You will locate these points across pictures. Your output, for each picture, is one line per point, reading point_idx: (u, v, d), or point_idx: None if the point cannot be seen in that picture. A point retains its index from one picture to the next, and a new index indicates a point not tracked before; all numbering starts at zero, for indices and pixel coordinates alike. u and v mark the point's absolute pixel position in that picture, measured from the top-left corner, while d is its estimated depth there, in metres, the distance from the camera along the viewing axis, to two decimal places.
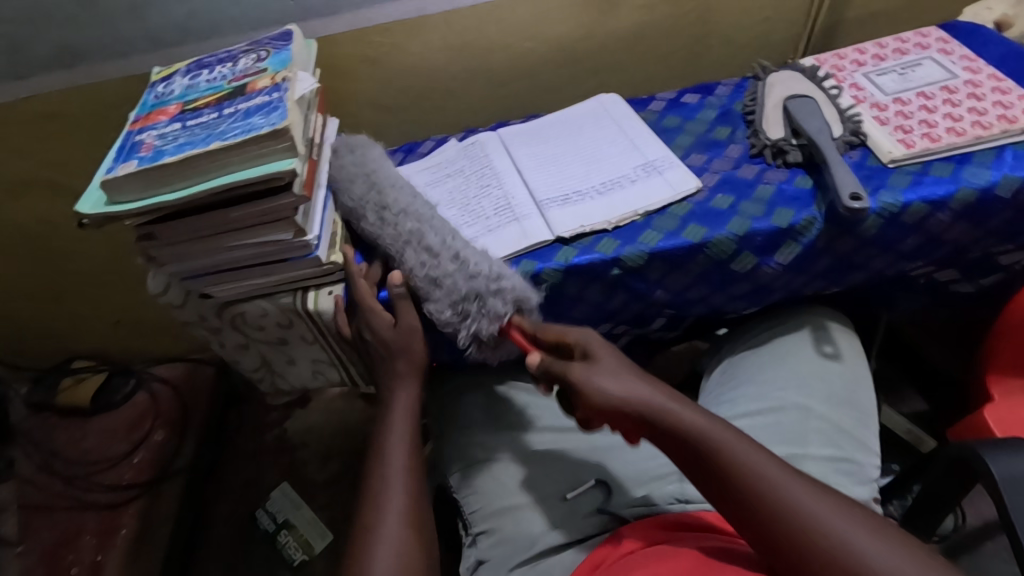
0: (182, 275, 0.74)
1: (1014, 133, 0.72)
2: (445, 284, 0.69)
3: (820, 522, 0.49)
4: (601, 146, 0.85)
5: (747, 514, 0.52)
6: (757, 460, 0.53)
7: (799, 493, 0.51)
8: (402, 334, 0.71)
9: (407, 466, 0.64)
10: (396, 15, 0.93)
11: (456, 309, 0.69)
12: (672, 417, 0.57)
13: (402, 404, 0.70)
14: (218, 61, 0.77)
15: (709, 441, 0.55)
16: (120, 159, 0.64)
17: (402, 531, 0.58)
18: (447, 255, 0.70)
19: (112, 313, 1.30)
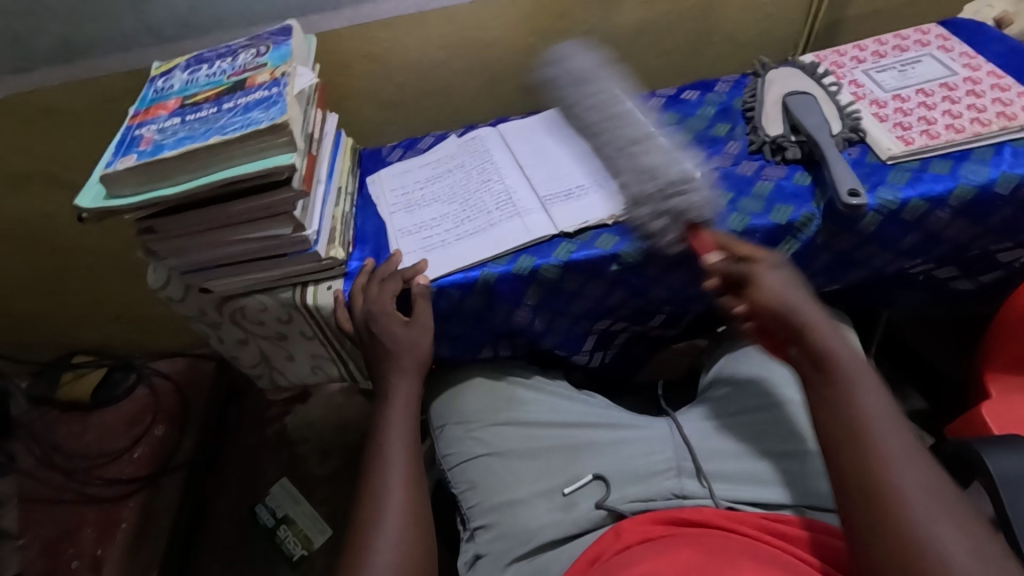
0: (181, 270, 0.75)
1: (1014, 130, 0.72)
2: (649, 175, 0.71)
3: (896, 468, 0.50)
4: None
5: (834, 433, 0.54)
6: (877, 406, 0.54)
7: (897, 450, 0.51)
8: (404, 329, 0.72)
9: (405, 461, 0.65)
10: (396, 11, 0.93)
11: (659, 198, 0.69)
12: (816, 336, 0.59)
13: (400, 399, 0.70)
14: (218, 57, 0.77)
15: (844, 370, 0.56)
16: (120, 153, 0.64)
17: (400, 526, 0.59)
18: (648, 158, 0.74)
19: (113, 307, 1.30)
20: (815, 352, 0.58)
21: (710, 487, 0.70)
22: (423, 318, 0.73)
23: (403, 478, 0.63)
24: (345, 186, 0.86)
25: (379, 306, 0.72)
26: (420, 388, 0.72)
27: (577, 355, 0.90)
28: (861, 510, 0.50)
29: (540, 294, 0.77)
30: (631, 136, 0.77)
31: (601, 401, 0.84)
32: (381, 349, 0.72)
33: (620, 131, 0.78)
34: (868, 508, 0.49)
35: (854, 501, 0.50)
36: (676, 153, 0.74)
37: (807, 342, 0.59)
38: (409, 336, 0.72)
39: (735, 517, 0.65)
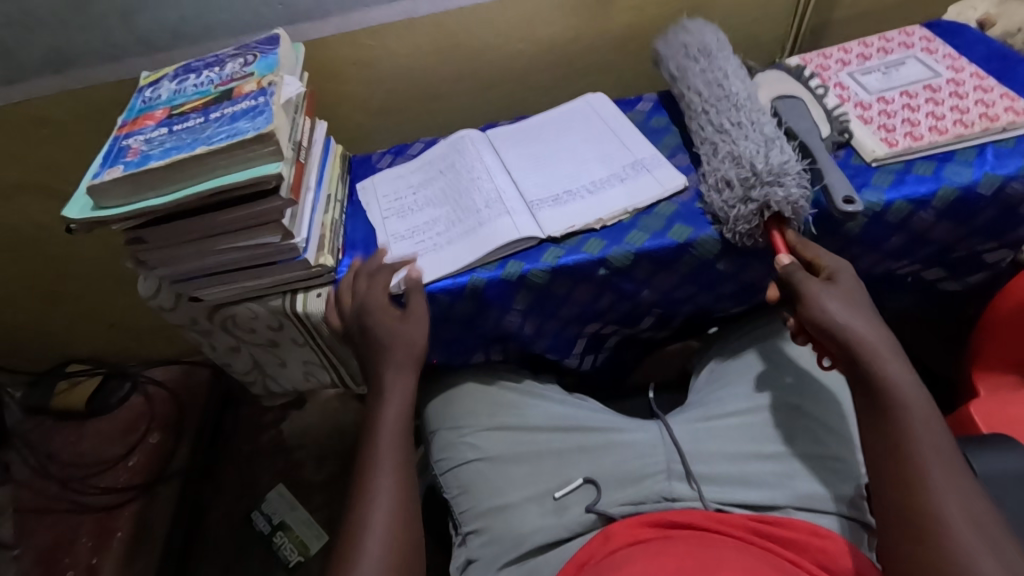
0: (171, 279, 0.75)
1: (997, 132, 0.73)
2: (744, 161, 0.70)
3: (941, 502, 0.50)
4: (591, 145, 0.86)
5: (884, 463, 0.54)
6: (929, 439, 0.53)
7: (942, 482, 0.51)
8: (400, 328, 0.72)
9: (394, 462, 0.65)
10: (384, 18, 0.93)
11: (746, 187, 0.69)
12: (869, 360, 0.58)
13: (395, 396, 0.70)
14: (206, 66, 0.77)
15: (897, 401, 0.55)
16: (107, 164, 0.64)
17: (385, 530, 0.59)
18: (750, 138, 0.73)
19: (107, 316, 1.30)
20: (868, 379, 0.57)
21: (700, 489, 0.71)
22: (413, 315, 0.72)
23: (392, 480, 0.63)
24: (334, 193, 0.86)
25: (381, 302, 0.72)
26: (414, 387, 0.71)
27: (568, 358, 0.90)
28: (909, 548, 0.50)
29: (529, 299, 0.78)
30: (732, 112, 0.76)
31: (593, 404, 0.84)
32: (376, 344, 0.72)
33: (722, 105, 0.77)
34: (914, 546, 0.49)
35: (899, 537, 0.51)
36: (775, 136, 0.73)
37: (862, 368, 0.58)
38: (405, 334, 0.72)
39: (724, 519, 0.65)
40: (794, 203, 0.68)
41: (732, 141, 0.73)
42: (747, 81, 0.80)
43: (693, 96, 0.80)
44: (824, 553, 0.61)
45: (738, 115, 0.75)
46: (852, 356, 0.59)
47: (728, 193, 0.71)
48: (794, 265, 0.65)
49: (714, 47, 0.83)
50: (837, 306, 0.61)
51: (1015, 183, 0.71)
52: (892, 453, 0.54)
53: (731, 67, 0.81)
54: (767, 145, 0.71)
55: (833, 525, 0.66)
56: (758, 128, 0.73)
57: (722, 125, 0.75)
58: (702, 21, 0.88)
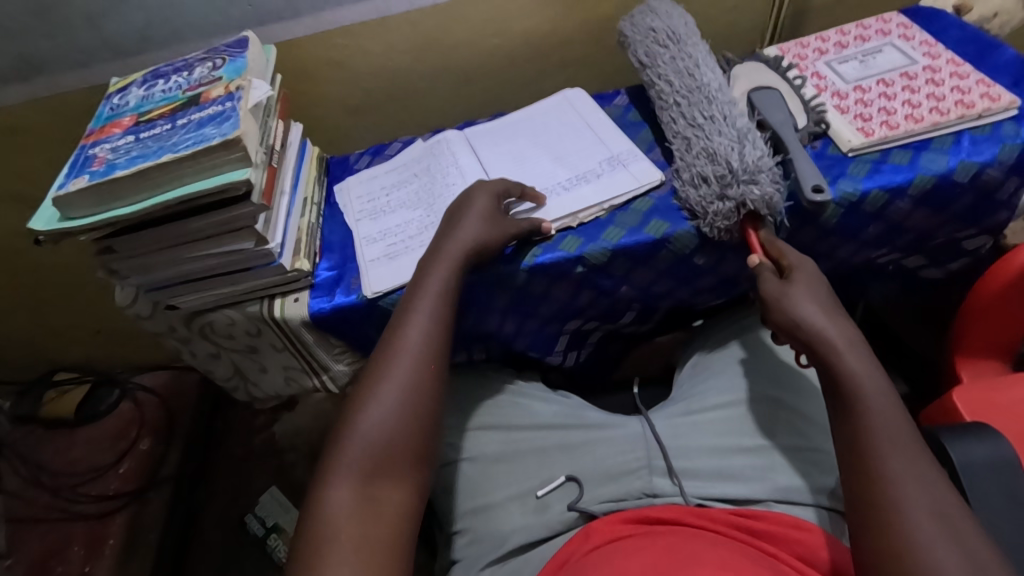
0: (145, 287, 0.74)
1: (972, 118, 0.72)
2: (720, 157, 0.70)
3: (896, 490, 0.50)
4: (567, 142, 0.85)
5: (847, 454, 0.55)
6: (886, 427, 0.53)
7: (901, 469, 0.51)
8: (456, 230, 0.70)
9: (419, 341, 0.63)
10: (356, 17, 0.92)
11: (722, 184, 0.69)
12: (834, 355, 0.58)
13: (431, 291, 0.66)
14: (174, 71, 0.76)
15: (858, 396, 0.55)
16: (72, 174, 0.64)
17: (397, 404, 0.59)
18: (723, 133, 0.72)
19: (90, 323, 1.29)
20: (832, 375, 0.58)
21: (681, 485, 0.71)
22: (474, 217, 0.70)
23: (412, 357, 0.61)
24: (311, 197, 0.85)
25: (476, 207, 0.72)
26: (458, 278, 0.67)
27: (551, 355, 0.90)
28: (871, 539, 0.50)
29: (508, 299, 0.78)
30: (705, 106, 0.75)
31: (577, 401, 0.84)
32: (442, 238, 0.70)
33: (694, 98, 0.76)
34: (877, 537, 0.49)
35: (863, 528, 0.51)
36: (747, 131, 0.72)
37: (825, 365, 0.59)
38: (464, 233, 0.69)
39: (705, 513, 0.65)
40: (769, 198, 0.68)
41: (706, 137, 0.72)
42: (718, 72, 0.79)
43: (664, 87, 0.79)
44: (801, 544, 0.62)
45: (711, 109, 0.74)
46: (819, 354, 0.59)
47: (705, 189, 0.70)
48: (763, 264, 0.67)
49: (683, 35, 0.82)
50: (801, 303, 0.62)
51: (990, 171, 0.71)
52: (852, 448, 0.54)
53: (701, 57, 0.80)
54: (743, 140, 0.71)
55: (815, 517, 0.66)
56: (731, 122, 0.73)
57: (695, 120, 0.75)
58: (667, 5, 0.87)
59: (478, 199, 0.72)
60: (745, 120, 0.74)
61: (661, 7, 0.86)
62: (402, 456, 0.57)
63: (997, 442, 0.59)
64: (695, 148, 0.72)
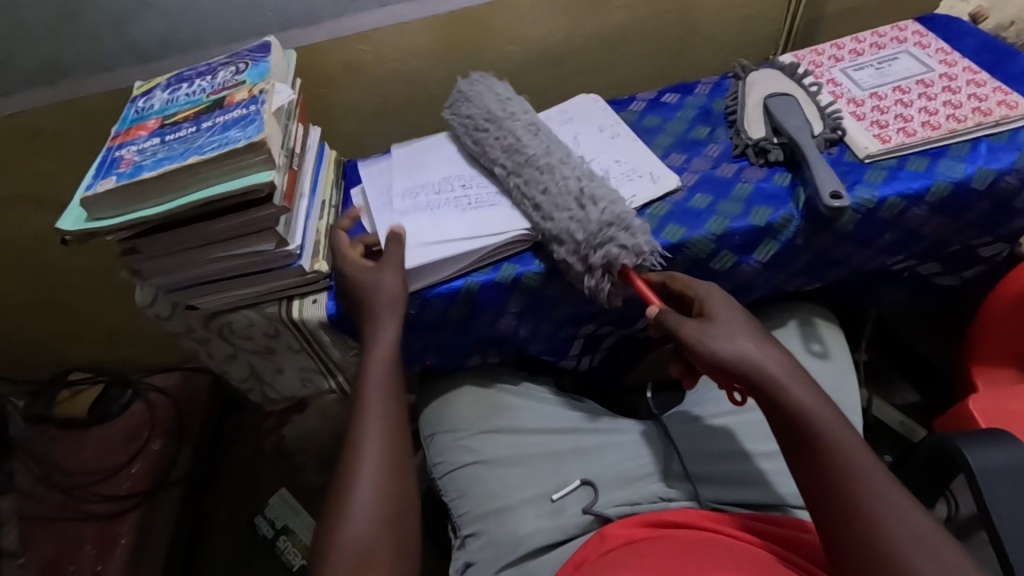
0: (166, 287, 0.75)
1: (990, 126, 0.73)
2: (567, 239, 0.69)
3: (886, 529, 0.48)
4: (424, 192, 0.82)
5: (826, 499, 0.52)
6: (857, 461, 0.52)
7: (881, 505, 0.49)
8: (379, 325, 0.69)
9: (380, 448, 0.63)
10: (375, 24, 0.94)
11: (583, 261, 0.69)
12: (780, 390, 0.55)
13: (373, 399, 0.66)
14: (197, 75, 0.78)
15: (822, 434, 0.53)
16: (100, 175, 0.65)
17: (375, 498, 0.60)
18: (561, 208, 0.70)
19: (105, 324, 1.30)
20: (788, 415, 0.54)
21: (695, 489, 0.71)
22: (395, 308, 0.70)
23: (371, 454, 0.62)
24: (329, 199, 0.86)
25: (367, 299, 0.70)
26: (392, 376, 0.68)
27: (565, 359, 0.90)
28: None
29: (523, 302, 0.78)
30: (536, 180, 0.73)
31: (591, 407, 0.84)
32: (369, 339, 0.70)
33: (524, 174, 0.75)
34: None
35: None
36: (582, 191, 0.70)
37: (774, 403, 0.55)
38: (386, 335, 0.69)
39: (719, 518, 0.65)
40: (635, 247, 0.67)
41: (547, 218, 0.71)
42: (542, 136, 0.78)
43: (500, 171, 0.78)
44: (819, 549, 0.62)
45: (542, 182, 0.73)
46: (761, 389, 0.56)
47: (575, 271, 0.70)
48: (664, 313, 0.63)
49: (495, 112, 0.82)
50: (740, 339, 0.58)
51: (1007, 178, 0.71)
52: (828, 495, 0.51)
53: (519, 128, 0.79)
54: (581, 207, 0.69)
55: None
56: (569, 187, 0.71)
57: (534, 199, 0.73)
58: (478, 80, 0.87)
59: (386, 280, 0.70)
60: (577, 180, 0.72)
61: (469, 87, 0.86)
62: (382, 552, 0.57)
63: (1020, 447, 0.59)
64: (540, 220, 0.71)
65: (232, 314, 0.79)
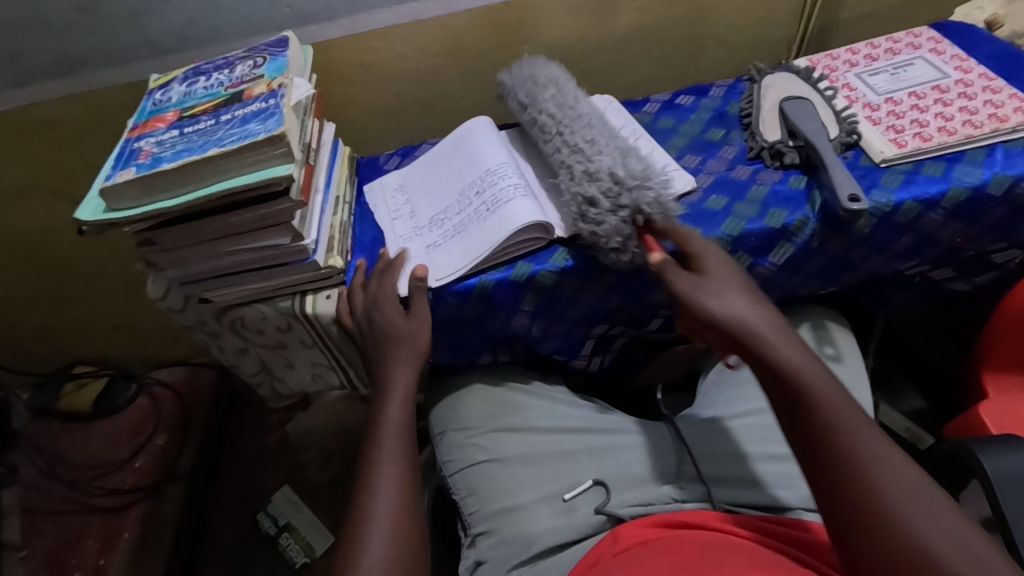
0: (180, 280, 0.75)
1: (1006, 132, 0.73)
2: (602, 175, 0.69)
3: (873, 475, 0.49)
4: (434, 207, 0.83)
5: (814, 451, 0.52)
6: (846, 412, 0.52)
7: (870, 454, 0.50)
8: (395, 369, 0.70)
9: (399, 480, 0.62)
10: (390, 21, 0.94)
11: (612, 197, 0.68)
12: (768, 347, 0.56)
13: (391, 432, 0.66)
14: (215, 69, 0.78)
15: (808, 387, 0.54)
16: (119, 166, 0.65)
17: (385, 546, 0.56)
18: (604, 152, 0.71)
19: (112, 317, 1.30)
20: (774, 369, 0.55)
21: (709, 489, 0.71)
22: (413, 354, 0.71)
23: (391, 485, 0.61)
24: (342, 195, 0.86)
25: (386, 339, 0.71)
26: (409, 414, 0.68)
27: (576, 359, 0.89)
28: (862, 539, 0.47)
29: (536, 301, 0.78)
30: (585, 131, 0.74)
31: (604, 407, 0.84)
32: (382, 384, 0.70)
33: (575, 125, 0.76)
34: (864, 540, 0.47)
35: (846, 529, 0.48)
36: (627, 149, 0.73)
37: (762, 359, 0.56)
38: (402, 375, 0.70)
39: (733, 519, 0.65)
40: (662, 200, 0.68)
41: (587, 159, 0.71)
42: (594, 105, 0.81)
43: (546, 121, 0.77)
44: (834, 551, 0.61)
45: (591, 134, 0.74)
46: (750, 345, 0.57)
47: (595, 209, 0.68)
48: (666, 261, 0.65)
49: (560, 79, 0.82)
50: (726, 300, 0.60)
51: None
52: (815, 449, 0.52)
53: (575, 93, 0.81)
54: (624, 155, 0.71)
55: None
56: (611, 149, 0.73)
57: (576, 145, 0.73)
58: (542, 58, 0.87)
59: (410, 328, 0.71)
60: (622, 140, 0.74)
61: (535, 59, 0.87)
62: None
63: None
64: (579, 168, 0.71)
65: (246, 308, 0.79)
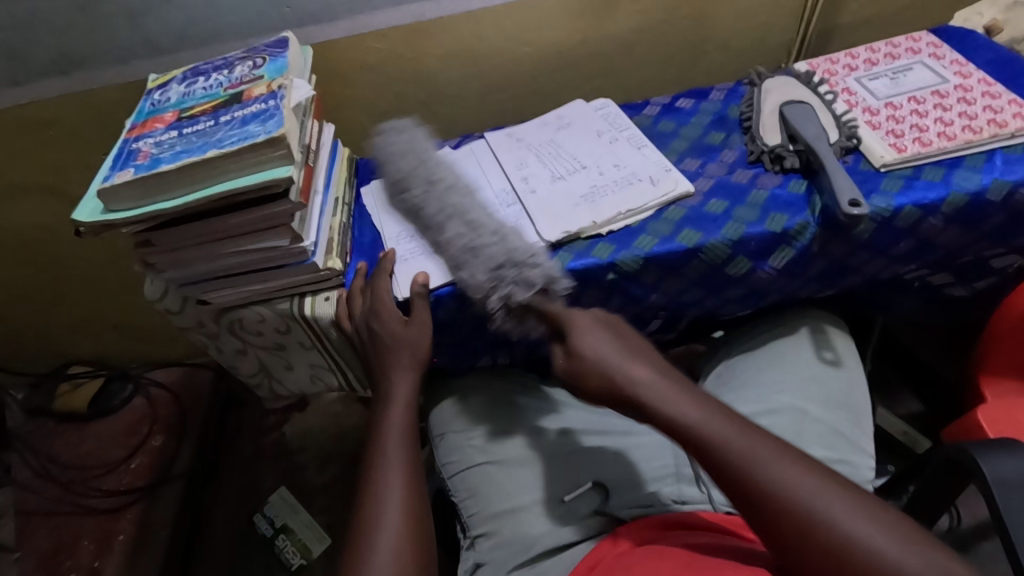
0: (178, 282, 0.74)
1: (1005, 138, 0.73)
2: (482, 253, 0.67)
3: (787, 488, 0.49)
4: None
5: (735, 491, 0.51)
6: (738, 438, 0.52)
7: (771, 462, 0.51)
8: (396, 379, 0.70)
9: (404, 487, 0.61)
10: (390, 22, 0.93)
11: (496, 274, 0.66)
12: (657, 404, 0.56)
13: (394, 438, 0.65)
14: (215, 69, 0.77)
15: (698, 432, 0.54)
16: (117, 167, 0.64)
17: (392, 553, 0.55)
18: (485, 229, 0.69)
19: (107, 317, 1.29)
20: (670, 424, 0.55)
21: (709, 492, 0.70)
22: (412, 362, 0.71)
23: (397, 492, 0.60)
24: (342, 196, 0.86)
25: (387, 346, 0.71)
26: (410, 419, 0.68)
27: None
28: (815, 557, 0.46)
29: None
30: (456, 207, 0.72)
31: (601, 408, 0.84)
32: (383, 392, 0.70)
33: (446, 197, 0.74)
34: (823, 563, 0.46)
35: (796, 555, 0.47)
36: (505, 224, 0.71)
37: (657, 417, 0.56)
38: (403, 381, 0.70)
39: (736, 521, 0.65)
40: (528, 278, 0.66)
41: (464, 236, 0.69)
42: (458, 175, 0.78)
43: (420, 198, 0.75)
44: None
45: (460, 209, 0.72)
46: (643, 404, 0.57)
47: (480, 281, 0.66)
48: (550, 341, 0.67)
49: (421, 149, 0.79)
50: (625, 364, 0.59)
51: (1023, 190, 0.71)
52: (743, 499, 0.51)
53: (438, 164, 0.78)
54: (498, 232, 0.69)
55: None
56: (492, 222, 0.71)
57: (455, 217, 0.71)
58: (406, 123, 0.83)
59: (410, 334, 0.71)
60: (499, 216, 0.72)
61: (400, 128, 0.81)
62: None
63: None
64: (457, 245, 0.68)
65: (244, 309, 0.79)
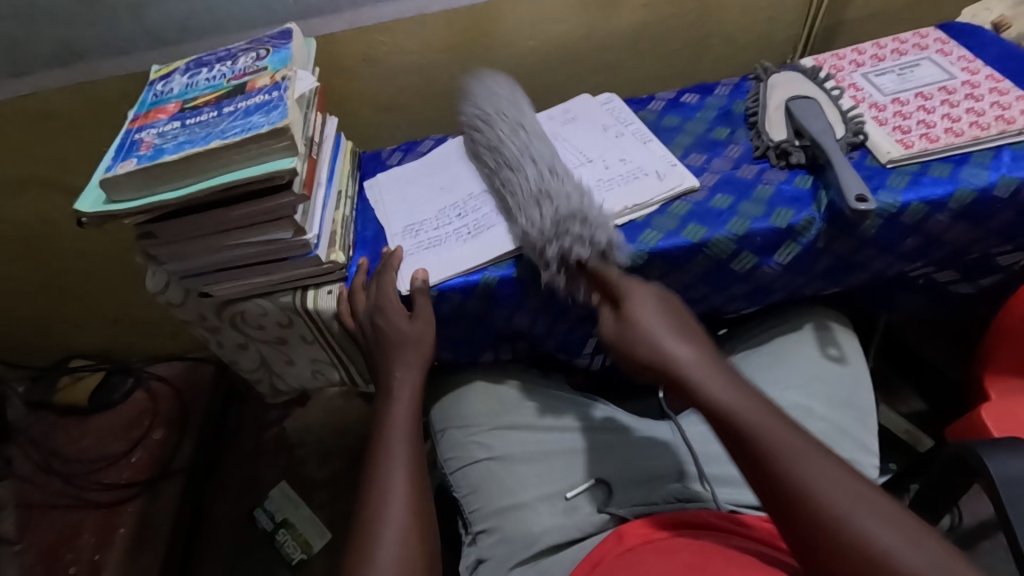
0: (180, 274, 0.74)
1: (1013, 134, 0.73)
2: (555, 205, 0.69)
3: (829, 501, 0.47)
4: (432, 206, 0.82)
5: (772, 492, 0.50)
6: (785, 440, 0.51)
7: (817, 473, 0.49)
8: (402, 375, 0.70)
9: (408, 483, 0.61)
10: (394, 15, 0.93)
11: (557, 227, 0.67)
12: (699, 389, 0.55)
13: (398, 433, 0.65)
14: (218, 60, 0.77)
15: (743, 424, 0.52)
16: (120, 158, 0.64)
17: (398, 547, 0.55)
18: (564, 185, 0.71)
19: (109, 310, 1.29)
20: (712, 411, 0.54)
21: (713, 490, 0.70)
22: (418, 360, 0.71)
23: (401, 488, 0.60)
24: (345, 190, 0.86)
25: (390, 342, 0.71)
26: (414, 415, 0.68)
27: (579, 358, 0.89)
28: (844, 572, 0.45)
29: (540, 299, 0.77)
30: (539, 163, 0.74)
31: (604, 405, 0.83)
32: (386, 388, 0.70)
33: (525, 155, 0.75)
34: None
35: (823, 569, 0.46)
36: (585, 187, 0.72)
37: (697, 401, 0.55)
38: (408, 378, 0.70)
39: (739, 519, 0.65)
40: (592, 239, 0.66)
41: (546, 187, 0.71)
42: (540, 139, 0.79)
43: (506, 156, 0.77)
44: None
45: (546, 166, 0.73)
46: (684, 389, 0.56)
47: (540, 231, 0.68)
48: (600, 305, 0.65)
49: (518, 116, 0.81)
50: (667, 338, 0.58)
51: None
52: (774, 498, 0.50)
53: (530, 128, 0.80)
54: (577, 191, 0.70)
55: None
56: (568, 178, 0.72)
57: (536, 174, 0.73)
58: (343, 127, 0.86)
59: (414, 331, 0.71)
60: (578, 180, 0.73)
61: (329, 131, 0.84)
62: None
63: None
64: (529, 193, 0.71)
65: (246, 302, 0.78)
